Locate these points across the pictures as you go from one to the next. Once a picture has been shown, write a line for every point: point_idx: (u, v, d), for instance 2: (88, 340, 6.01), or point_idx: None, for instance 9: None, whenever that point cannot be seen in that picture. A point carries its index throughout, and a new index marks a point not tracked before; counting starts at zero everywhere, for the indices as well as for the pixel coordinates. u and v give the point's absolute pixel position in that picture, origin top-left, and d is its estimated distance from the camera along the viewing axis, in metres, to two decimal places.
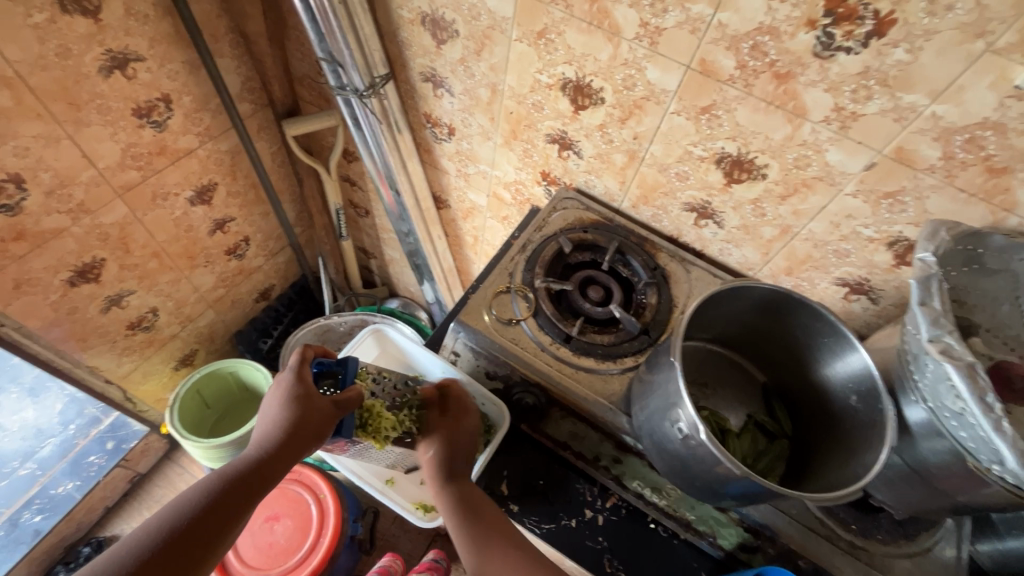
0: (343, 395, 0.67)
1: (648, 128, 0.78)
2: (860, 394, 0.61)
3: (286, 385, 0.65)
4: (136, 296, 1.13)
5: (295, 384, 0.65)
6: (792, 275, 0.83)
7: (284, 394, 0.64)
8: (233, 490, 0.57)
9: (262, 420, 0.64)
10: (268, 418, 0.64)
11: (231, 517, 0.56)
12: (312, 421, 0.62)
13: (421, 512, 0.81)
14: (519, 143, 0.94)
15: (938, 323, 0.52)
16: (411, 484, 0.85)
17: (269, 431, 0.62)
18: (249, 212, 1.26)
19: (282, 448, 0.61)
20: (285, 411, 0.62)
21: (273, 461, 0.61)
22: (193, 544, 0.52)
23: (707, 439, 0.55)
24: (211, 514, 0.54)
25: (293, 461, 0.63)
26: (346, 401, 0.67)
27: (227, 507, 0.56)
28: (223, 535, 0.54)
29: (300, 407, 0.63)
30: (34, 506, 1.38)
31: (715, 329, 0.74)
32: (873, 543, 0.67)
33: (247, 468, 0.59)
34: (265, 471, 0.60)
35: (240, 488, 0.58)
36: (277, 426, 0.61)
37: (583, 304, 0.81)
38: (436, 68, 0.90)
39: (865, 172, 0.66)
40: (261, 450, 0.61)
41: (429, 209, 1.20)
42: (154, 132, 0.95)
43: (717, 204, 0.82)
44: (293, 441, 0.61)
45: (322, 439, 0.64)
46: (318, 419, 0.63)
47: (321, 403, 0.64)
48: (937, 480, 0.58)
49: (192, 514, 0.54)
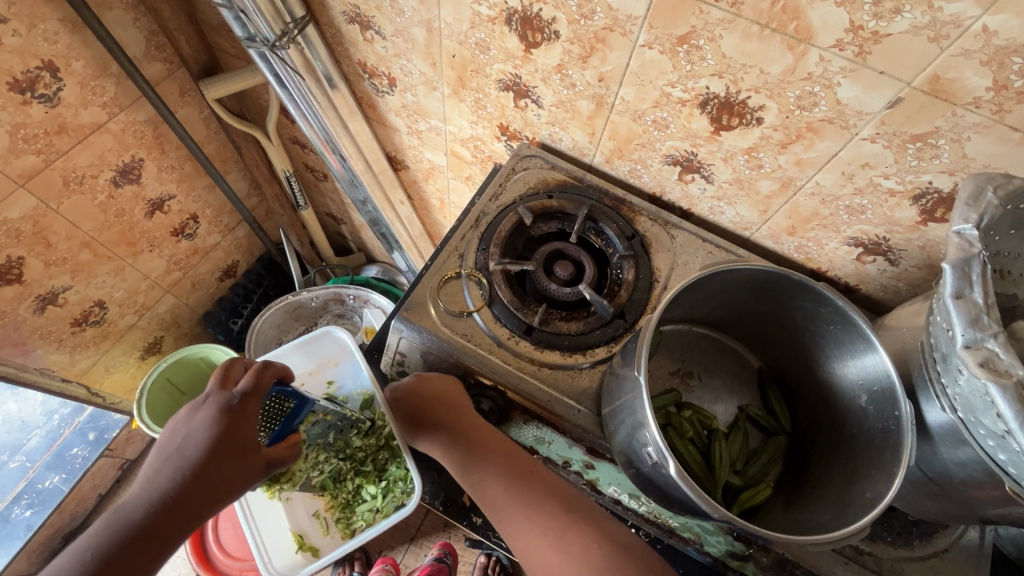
0: (276, 453, 0.62)
1: (615, 66, 0.63)
2: (872, 395, 0.50)
3: (220, 423, 0.58)
4: (75, 291, 1.04)
5: (233, 425, 0.58)
6: (795, 235, 0.71)
7: (213, 428, 0.58)
8: (129, 556, 0.50)
9: (176, 459, 0.57)
10: (180, 459, 0.56)
11: None
12: (237, 478, 0.57)
13: (297, 545, 0.72)
14: (469, 93, 0.79)
15: (979, 325, 0.38)
16: (309, 509, 0.75)
17: (184, 481, 0.55)
18: (190, 187, 1.14)
19: (192, 507, 0.55)
20: (209, 461, 0.56)
21: (181, 517, 0.54)
22: None
23: (677, 473, 0.44)
24: None
25: (201, 517, 0.56)
26: (278, 458, 0.62)
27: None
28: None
29: (228, 459, 0.57)
30: (23, 501, 1.35)
31: (701, 311, 0.62)
32: (880, 547, 0.59)
33: (144, 528, 0.52)
34: (170, 532, 0.53)
35: (133, 555, 0.50)
36: (192, 479, 0.55)
37: (549, 286, 0.69)
38: (359, 5, 0.74)
39: (887, 111, 0.52)
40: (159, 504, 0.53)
41: (384, 172, 1.06)
42: (45, 108, 0.82)
43: (704, 156, 0.67)
44: (206, 497, 0.55)
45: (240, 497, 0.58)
46: (241, 474, 0.58)
47: (254, 457, 0.59)
48: (967, 491, 0.48)
49: None
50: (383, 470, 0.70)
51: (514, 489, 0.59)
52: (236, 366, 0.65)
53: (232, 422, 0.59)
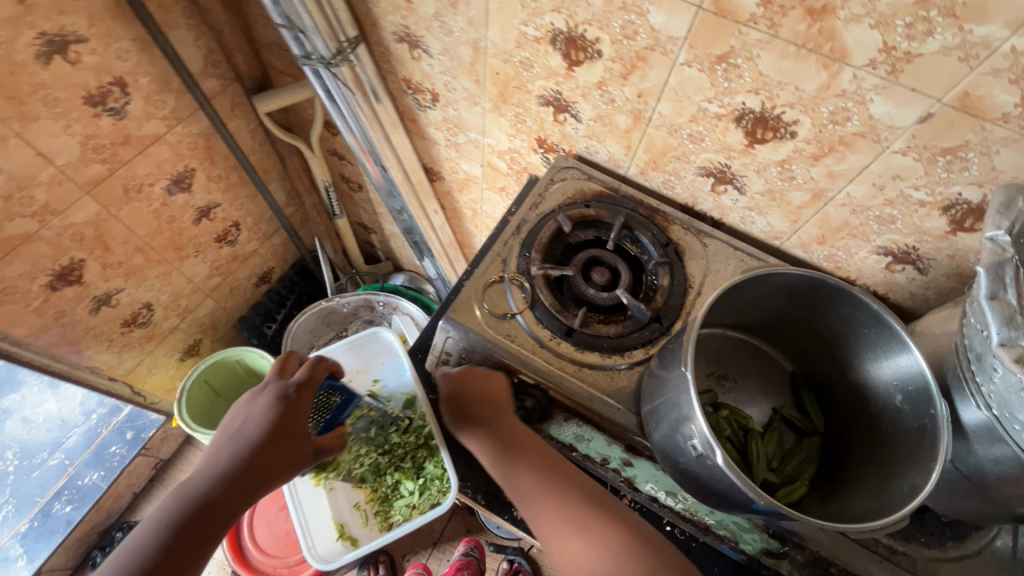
0: (322, 442, 0.67)
1: (654, 83, 0.67)
2: (907, 395, 0.52)
3: (276, 410, 0.63)
4: (126, 293, 1.09)
5: (286, 412, 0.63)
6: (825, 244, 0.74)
7: (270, 412, 0.63)
8: (194, 529, 0.53)
9: (234, 442, 0.60)
10: (238, 441, 0.60)
11: (185, 563, 0.51)
12: (288, 462, 0.61)
13: (337, 536, 0.76)
14: (509, 108, 0.83)
15: (1014, 324, 0.40)
16: (348, 500, 0.79)
17: (239, 462, 0.58)
18: (234, 196, 1.20)
19: (246, 486, 0.58)
20: (263, 444, 0.60)
21: (239, 495, 0.57)
22: None
23: (723, 463, 0.47)
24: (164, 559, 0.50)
25: (256, 497, 0.59)
26: (325, 447, 0.67)
27: (182, 551, 0.51)
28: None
29: (281, 444, 0.61)
30: (63, 497, 1.40)
31: (736, 315, 0.65)
32: (914, 547, 0.61)
33: (206, 500, 0.55)
34: (230, 508, 0.56)
35: (198, 528, 0.53)
36: (247, 459, 0.59)
37: (587, 290, 0.72)
38: (409, 26, 0.79)
39: (919, 126, 0.55)
40: (218, 479, 0.57)
41: (421, 182, 1.11)
42: (113, 120, 0.88)
43: (738, 167, 0.71)
44: (262, 475, 0.59)
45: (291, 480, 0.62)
46: (293, 457, 0.62)
47: (303, 443, 0.63)
48: (1001, 489, 0.51)
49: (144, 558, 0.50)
50: (421, 468, 0.74)
51: (543, 486, 0.61)
52: (291, 360, 0.71)
53: (288, 408, 0.63)
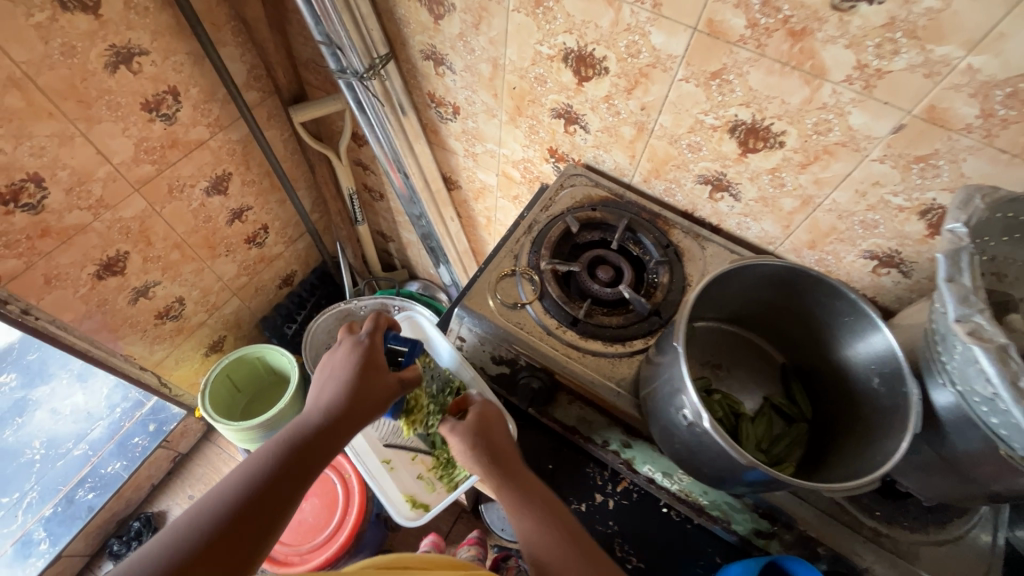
0: (406, 375, 0.69)
1: (655, 97, 0.74)
2: (883, 376, 0.57)
3: (357, 353, 0.67)
4: (162, 286, 1.17)
5: (366, 353, 0.67)
6: (815, 249, 0.79)
7: (353, 357, 0.67)
8: (302, 454, 0.56)
9: (324, 384, 0.64)
10: (328, 381, 0.64)
11: (298, 482, 0.54)
12: (376, 394, 0.64)
13: (410, 506, 0.86)
14: (524, 120, 0.91)
15: (967, 302, 0.46)
16: (410, 474, 0.88)
17: (333, 397, 0.62)
18: (265, 200, 1.28)
19: (343, 417, 0.61)
20: (350, 380, 0.63)
21: (338, 425, 0.60)
22: (264, 504, 0.51)
23: (711, 428, 0.52)
24: (281, 478, 0.54)
25: (355, 427, 0.62)
26: (409, 381, 0.68)
27: (295, 472, 0.55)
28: (288, 503, 0.53)
29: (367, 378, 0.64)
30: (86, 484, 1.46)
31: (729, 308, 0.70)
32: (898, 531, 0.64)
33: (305, 435, 0.58)
34: (332, 437, 0.59)
35: (305, 453, 0.57)
36: (340, 394, 0.62)
37: (592, 285, 0.78)
38: (436, 45, 0.87)
39: (893, 136, 0.61)
40: (319, 415, 0.60)
41: (439, 190, 1.18)
42: (164, 125, 0.97)
43: (733, 175, 0.77)
44: (357, 409, 0.62)
45: (380, 414, 0.65)
46: (382, 390, 0.65)
47: (388, 378, 0.66)
48: (970, 468, 0.54)
49: (262, 477, 0.53)
50: None
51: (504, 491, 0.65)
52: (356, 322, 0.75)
53: (366, 350, 0.67)
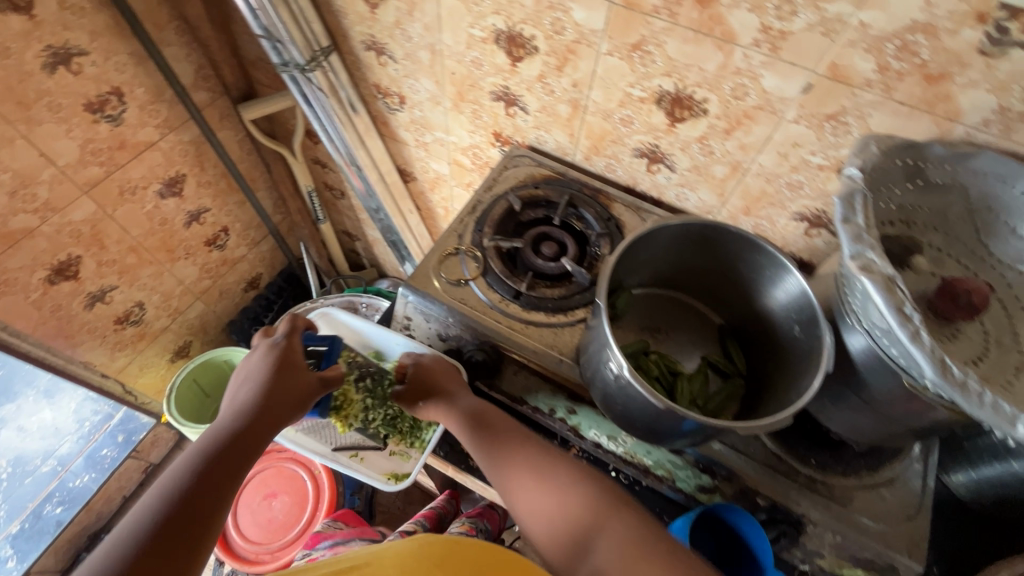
0: (327, 374, 0.73)
1: (584, 73, 0.76)
2: (802, 323, 0.59)
3: (276, 353, 0.70)
4: (119, 291, 1.16)
5: (285, 353, 0.70)
6: (750, 215, 0.82)
7: (269, 360, 0.69)
8: (234, 448, 0.58)
9: (245, 385, 0.66)
10: (250, 382, 0.66)
11: (232, 472, 0.56)
12: (300, 388, 0.68)
13: (393, 480, 0.83)
14: (467, 105, 0.93)
15: (860, 239, 0.48)
16: (381, 455, 0.86)
17: (257, 395, 0.64)
18: (223, 201, 1.28)
19: (271, 410, 0.63)
20: (272, 377, 0.66)
21: (267, 418, 0.63)
22: (203, 495, 0.52)
23: (633, 378, 0.55)
24: (214, 470, 0.55)
25: (283, 420, 0.65)
26: (330, 378, 0.73)
27: (229, 462, 0.57)
28: (223, 494, 0.54)
29: (289, 373, 0.68)
30: (54, 499, 1.44)
31: (664, 273, 0.72)
32: (833, 477, 0.66)
33: (234, 431, 0.60)
34: (261, 429, 0.62)
35: (236, 447, 0.58)
36: (264, 390, 0.65)
37: (535, 260, 0.79)
38: (375, 35, 0.89)
39: (803, 96, 0.64)
40: (240, 410, 0.62)
41: (395, 183, 1.19)
42: (110, 126, 0.97)
43: (665, 146, 0.79)
44: (284, 401, 0.65)
45: (306, 407, 0.69)
46: (305, 385, 0.68)
47: (309, 374, 0.70)
48: (887, 408, 0.56)
49: (195, 472, 0.54)
50: None
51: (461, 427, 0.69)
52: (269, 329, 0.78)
53: (285, 350, 0.70)
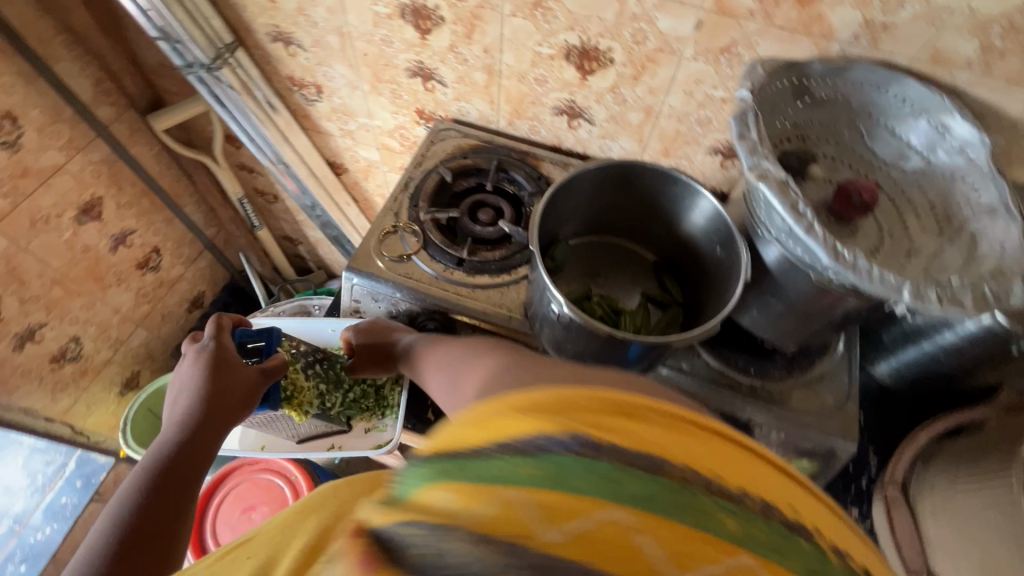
0: (267, 364, 0.71)
1: (493, 37, 0.77)
2: (722, 242, 0.65)
3: (208, 356, 0.67)
4: (50, 327, 1.10)
5: (218, 354, 0.67)
6: (669, 156, 0.86)
7: (201, 364, 0.66)
8: (188, 456, 0.56)
9: (182, 394, 0.63)
10: (186, 391, 0.63)
11: (189, 481, 0.54)
12: (242, 386, 0.66)
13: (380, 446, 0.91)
14: (385, 85, 0.92)
15: (756, 152, 0.53)
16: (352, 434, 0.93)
17: (197, 400, 0.61)
18: (149, 220, 1.23)
19: (216, 412, 0.61)
20: (211, 379, 0.64)
21: (213, 421, 0.60)
22: (168, 506, 0.50)
23: (574, 313, 0.59)
24: (170, 480, 0.52)
25: (231, 421, 0.63)
26: (271, 368, 0.71)
27: (184, 469, 0.54)
28: (186, 504, 0.52)
29: (228, 373, 0.66)
30: (16, 558, 1.35)
31: (596, 219, 0.75)
32: (771, 381, 0.71)
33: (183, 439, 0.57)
34: (210, 431, 0.59)
35: (188, 454, 0.56)
36: (205, 395, 0.62)
37: (472, 226, 0.81)
38: (278, 24, 0.87)
39: (697, 33, 0.68)
40: (185, 418, 0.59)
41: (327, 176, 1.18)
42: (8, 153, 0.91)
43: (581, 100, 0.82)
44: (229, 401, 0.63)
45: (253, 405, 0.67)
46: (247, 382, 0.67)
47: (248, 370, 0.68)
48: (806, 307, 0.62)
49: (150, 485, 0.51)
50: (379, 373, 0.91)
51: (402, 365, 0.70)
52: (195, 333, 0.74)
53: (218, 351, 0.67)
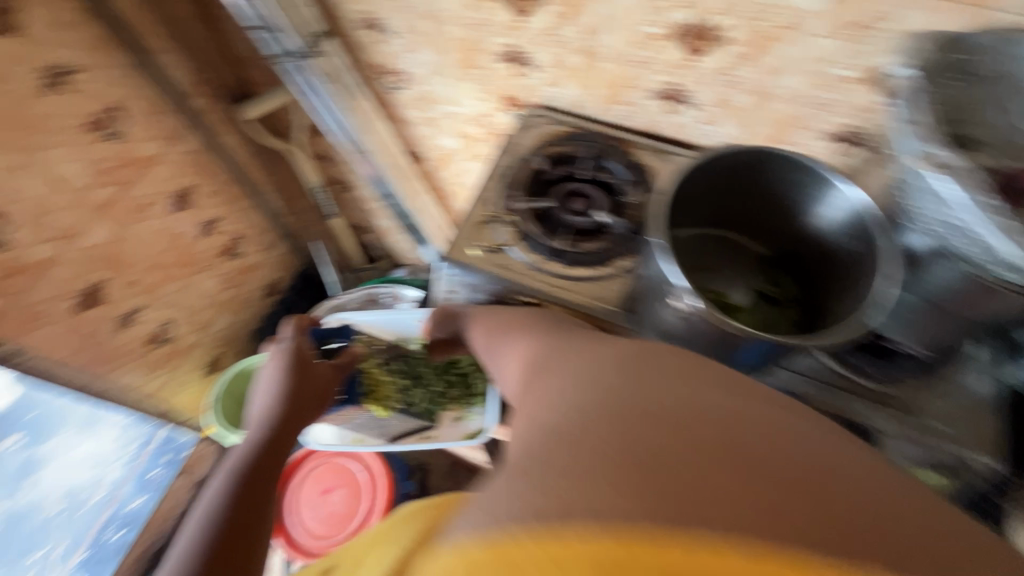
0: (340, 361, 0.83)
1: (596, 17, 0.74)
2: (856, 236, 0.61)
3: (289, 352, 0.76)
4: (147, 310, 1.16)
5: (299, 352, 0.76)
6: (778, 143, 0.80)
7: (285, 361, 0.75)
8: (277, 440, 0.65)
9: (266, 387, 0.73)
10: (271, 384, 0.72)
11: (279, 459, 0.63)
12: (318, 381, 0.76)
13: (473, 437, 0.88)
14: (474, 71, 0.90)
15: (927, 135, 0.51)
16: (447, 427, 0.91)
17: (282, 392, 0.71)
18: (234, 208, 1.27)
19: (298, 404, 0.71)
20: (293, 375, 0.73)
21: (295, 411, 0.70)
22: (264, 479, 0.59)
23: (702, 309, 0.54)
24: (265, 459, 0.61)
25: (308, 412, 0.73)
26: (344, 363, 0.83)
27: (274, 449, 0.63)
28: (276, 476, 0.61)
29: (307, 369, 0.75)
30: (113, 524, 1.46)
31: (706, 211, 0.71)
32: (900, 387, 0.66)
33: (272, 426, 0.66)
34: (294, 419, 0.69)
35: (275, 439, 0.65)
36: (289, 389, 0.71)
37: (568, 217, 0.78)
38: (371, 10, 0.86)
39: (831, 6, 0.62)
40: (274, 406, 0.69)
41: (405, 165, 1.17)
42: (115, 143, 0.95)
43: (686, 83, 0.78)
44: (308, 394, 0.73)
45: (327, 398, 0.77)
46: (323, 379, 0.77)
47: (324, 368, 0.79)
48: (953, 305, 0.59)
49: (249, 463, 0.60)
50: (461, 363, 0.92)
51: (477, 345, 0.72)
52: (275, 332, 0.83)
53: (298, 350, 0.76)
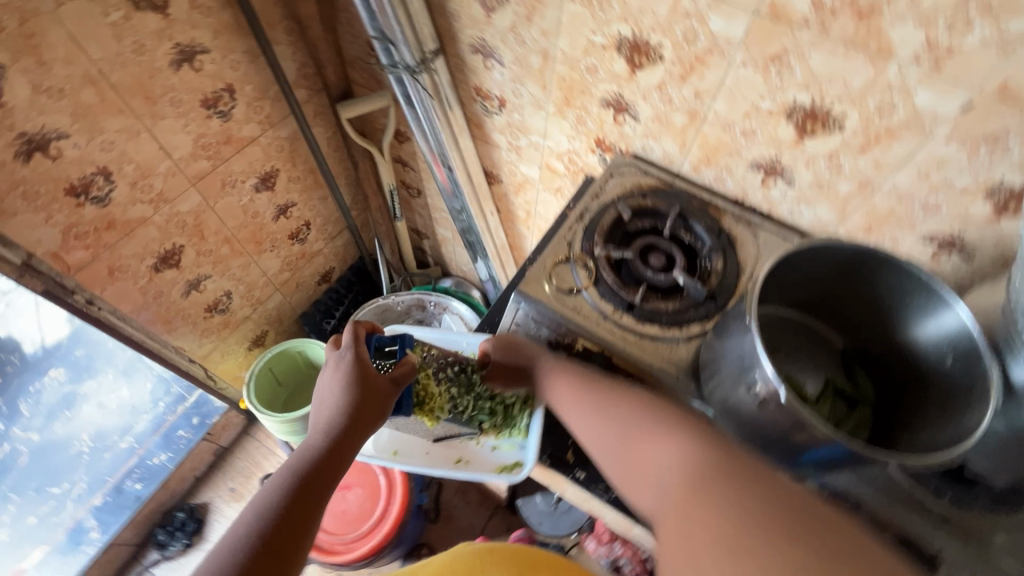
0: (398, 372, 0.74)
1: (710, 83, 0.74)
2: (957, 354, 0.58)
3: (346, 366, 0.72)
4: (212, 280, 1.20)
5: (356, 366, 0.71)
6: (870, 235, 0.78)
7: (341, 375, 0.71)
8: (322, 467, 0.63)
9: (323, 401, 0.71)
10: (327, 401, 0.70)
11: (318, 493, 0.61)
12: (374, 399, 0.70)
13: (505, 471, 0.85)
14: (572, 110, 0.92)
15: None
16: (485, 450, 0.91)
17: (335, 414, 0.68)
18: (309, 196, 1.31)
19: (350, 428, 0.67)
20: (348, 393, 0.69)
21: (346, 436, 0.67)
22: (301, 516, 0.58)
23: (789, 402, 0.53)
24: (302, 495, 0.59)
25: (363, 434, 0.69)
26: (401, 376, 0.74)
27: (315, 481, 0.61)
28: (314, 514, 0.59)
29: (362, 386, 0.70)
30: (134, 475, 1.52)
31: (792, 294, 0.70)
32: (967, 515, 0.62)
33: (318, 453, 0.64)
34: (344, 444, 0.66)
35: (319, 466, 0.63)
36: (342, 411, 0.68)
37: (645, 271, 0.78)
38: (485, 38, 0.89)
39: (960, 115, 0.61)
40: (326, 430, 0.67)
41: (480, 184, 1.19)
42: (220, 122, 1.00)
43: (787, 160, 0.77)
44: (362, 416, 0.69)
45: (385, 415, 0.72)
46: (380, 397, 0.71)
47: (382, 382, 0.72)
48: None
49: (287, 496, 0.59)
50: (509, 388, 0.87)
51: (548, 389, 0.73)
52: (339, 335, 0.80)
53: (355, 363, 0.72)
